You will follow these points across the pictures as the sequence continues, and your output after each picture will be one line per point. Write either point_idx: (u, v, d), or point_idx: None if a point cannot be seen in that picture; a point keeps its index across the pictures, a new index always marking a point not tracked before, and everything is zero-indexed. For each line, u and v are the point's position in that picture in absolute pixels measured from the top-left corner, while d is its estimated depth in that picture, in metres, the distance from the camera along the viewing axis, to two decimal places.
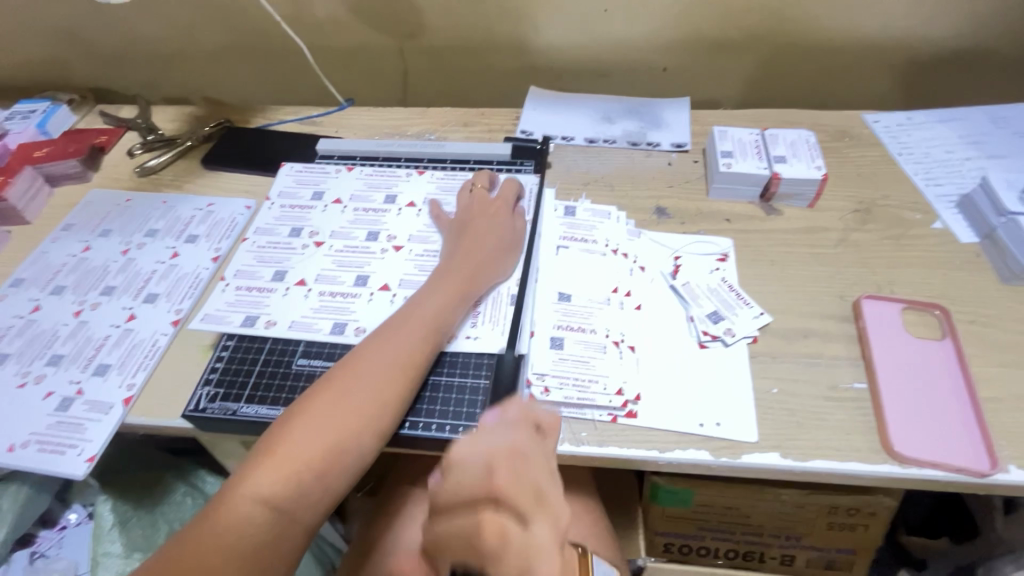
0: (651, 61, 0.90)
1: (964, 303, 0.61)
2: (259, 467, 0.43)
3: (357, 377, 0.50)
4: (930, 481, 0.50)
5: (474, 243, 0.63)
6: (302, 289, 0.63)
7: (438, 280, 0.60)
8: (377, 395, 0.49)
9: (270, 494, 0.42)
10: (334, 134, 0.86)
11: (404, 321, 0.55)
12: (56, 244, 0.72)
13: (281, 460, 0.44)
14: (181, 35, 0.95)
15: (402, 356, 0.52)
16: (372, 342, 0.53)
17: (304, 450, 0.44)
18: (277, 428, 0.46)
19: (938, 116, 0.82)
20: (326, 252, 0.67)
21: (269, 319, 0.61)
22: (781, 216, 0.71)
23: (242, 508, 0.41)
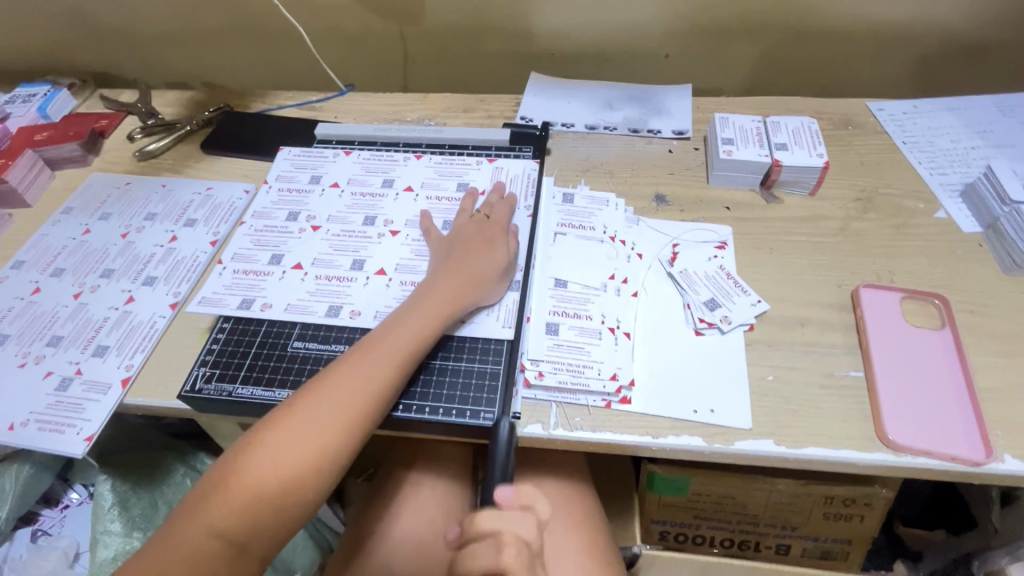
0: (654, 47, 0.89)
1: (965, 293, 0.60)
2: (213, 500, 0.44)
3: (319, 409, 0.47)
4: (924, 469, 0.50)
5: (461, 258, 0.60)
6: (298, 272, 0.63)
7: (419, 299, 0.56)
8: (337, 428, 0.47)
9: (222, 528, 0.43)
10: (333, 119, 0.86)
11: (376, 344, 0.52)
12: (56, 227, 0.73)
13: (234, 491, 0.44)
14: (181, 19, 0.95)
15: (368, 386, 0.49)
16: (339, 371, 0.50)
17: (259, 486, 0.44)
18: (234, 457, 0.46)
19: (944, 104, 0.81)
20: (321, 237, 0.67)
21: (265, 302, 0.61)
22: (781, 204, 0.70)
23: (194, 539, 0.42)
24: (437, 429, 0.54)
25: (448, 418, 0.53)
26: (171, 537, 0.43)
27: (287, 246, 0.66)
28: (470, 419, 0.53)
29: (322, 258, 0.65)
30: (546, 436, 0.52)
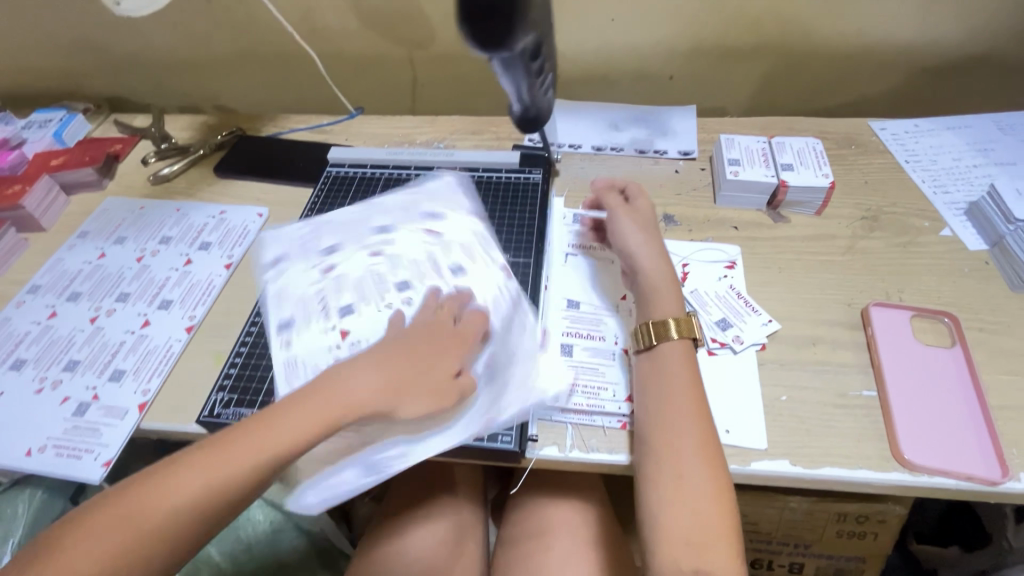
0: (658, 69, 0.91)
1: (974, 311, 0.61)
2: (173, 485, 0.42)
3: (252, 442, 0.44)
4: (940, 489, 0.50)
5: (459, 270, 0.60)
6: (316, 302, 0.60)
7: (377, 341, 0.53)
8: (317, 432, 0.46)
9: (178, 519, 0.41)
10: (344, 143, 0.87)
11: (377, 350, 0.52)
12: (72, 251, 0.74)
13: (199, 483, 0.42)
14: (193, 46, 0.97)
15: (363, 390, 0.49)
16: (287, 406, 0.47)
17: (163, 514, 0.41)
18: (209, 444, 0.44)
19: (944, 123, 0.82)
20: (349, 264, 0.64)
21: (290, 340, 0.58)
22: (788, 223, 0.71)
23: (148, 525, 0.41)
24: (455, 452, 0.53)
25: (466, 441, 0.53)
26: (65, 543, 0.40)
27: (311, 277, 0.63)
28: (488, 441, 0.52)
29: (353, 288, 0.61)
30: (563, 458, 0.53)
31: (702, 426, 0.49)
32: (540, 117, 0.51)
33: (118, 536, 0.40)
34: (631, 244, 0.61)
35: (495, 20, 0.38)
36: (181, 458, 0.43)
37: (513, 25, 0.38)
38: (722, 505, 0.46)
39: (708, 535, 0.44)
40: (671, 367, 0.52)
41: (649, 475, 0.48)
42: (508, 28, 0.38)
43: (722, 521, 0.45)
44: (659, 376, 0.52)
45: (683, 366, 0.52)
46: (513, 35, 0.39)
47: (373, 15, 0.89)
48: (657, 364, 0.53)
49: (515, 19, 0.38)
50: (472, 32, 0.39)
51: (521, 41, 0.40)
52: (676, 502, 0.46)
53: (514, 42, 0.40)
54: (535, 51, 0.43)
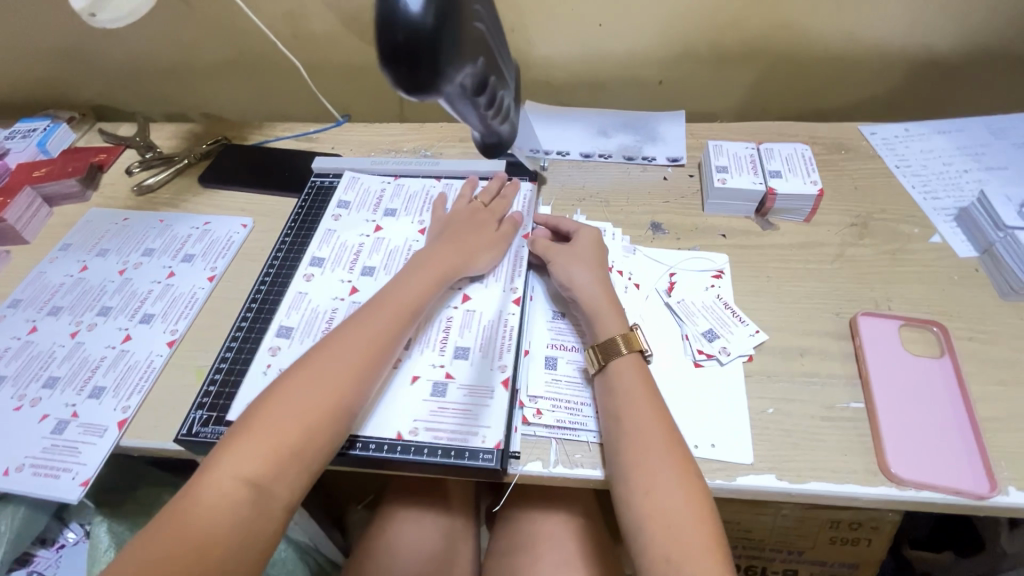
0: (647, 74, 0.90)
1: (963, 320, 0.60)
2: (233, 451, 0.44)
3: (326, 358, 0.51)
4: (928, 503, 0.49)
5: (459, 240, 0.64)
6: (336, 302, 0.63)
7: (414, 267, 0.61)
8: (368, 346, 0.52)
9: (249, 473, 0.44)
10: (330, 151, 0.86)
11: (383, 305, 0.56)
12: (54, 265, 0.73)
13: (257, 442, 0.45)
14: (179, 53, 0.96)
15: (379, 335, 0.53)
16: (348, 327, 0.54)
17: (273, 435, 0.45)
18: (251, 412, 0.47)
19: (935, 127, 0.81)
20: (340, 277, 0.65)
21: (276, 349, 0.59)
22: (777, 230, 0.70)
23: (219, 488, 0.43)
24: (437, 470, 0.52)
25: (448, 459, 0.51)
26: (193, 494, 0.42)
27: (300, 287, 0.64)
28: (468, 460, 0.51)
29: (345, 301, 0.63)
30: (547, 474, 0.52)
31: (665, 435, 0.49)
32: (504, 139, 0.44)
33: (205, 497, 0.42)
34: (580, 274, 0.61)
35: (420, 69, 0.31)
36: (236, 429, 0.46)
37: (439, 69, 0.32)
38: (696, 510, 0.45)
39: (689, 546, 0.43)
40: (628, 382, 0.53)
41: (622, 491, 0.48)
42: (435, 74, 0.32)
43: (696, 528, 0.44)
44: (619, 393, 0.52)
45: (639, 379, 0.53)
46: (443, 79, 0.33)
47: (359, 22, 0.88)
48: (616, 379, 0.53)
49: (441, 63, 0.32)
50: (400, 82, 0.32)
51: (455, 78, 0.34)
52: (650, 516, 0.45)
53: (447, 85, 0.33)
54: (480, 83, 0.36)
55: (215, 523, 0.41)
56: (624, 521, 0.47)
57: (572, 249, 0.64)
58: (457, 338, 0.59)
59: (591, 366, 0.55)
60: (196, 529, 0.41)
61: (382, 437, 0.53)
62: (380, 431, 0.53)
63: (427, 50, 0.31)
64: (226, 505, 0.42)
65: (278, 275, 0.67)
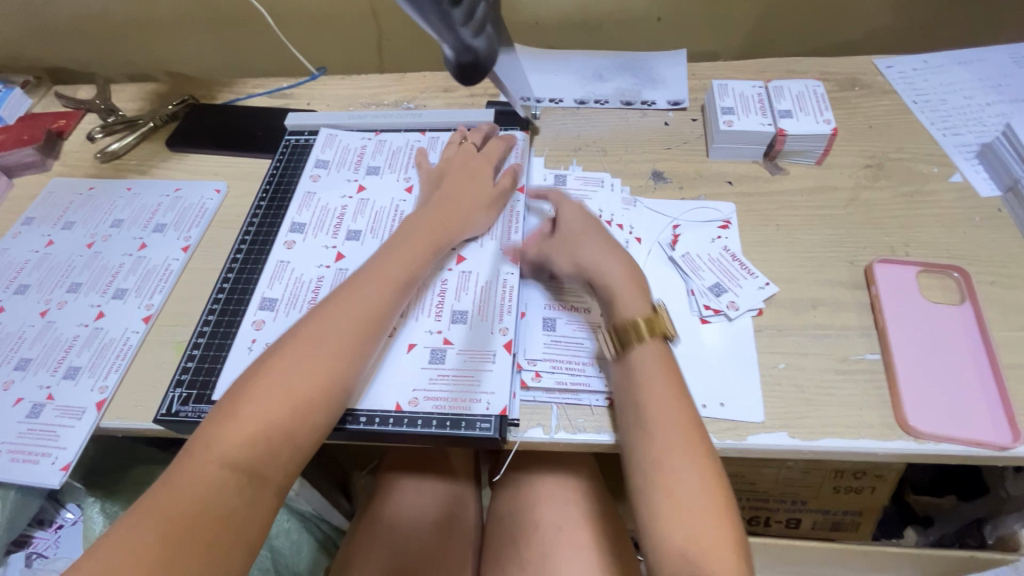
0: (645, 10, 0.83)
1: (985, 264, 0.57)
2: (219, 433, 0.41)
3: (317, 332, 0.47)
4: (946, 456, 0.47)
5: (455, 198, 0.59)
6: (321, 269, 0.59)
7: (410, 230, 0.56)
8: (361, 317, 0.48)
9: (237, 458, 0.41)
10: (306, 107, 0.80)
11: (375, 272, 0.52)
12: (18, 240, 0.68)
13: (242, 424, 0.42)
14: (134, 6, 0.88)
15: (371, 306, 0.49)
16: (340, 295, 0.49)
17: (265, 414, 0.42)
18: (235, 390, 0.44)
19: (956, 58, 0.76)
20: (323, 243, 0.61)
21: (260, 323, 0.56)
22: (786, 175, 0.66)
23: (206, 473, 0.40)
24: (431, 440, 0.50)
25: (443, 430, 0.49)
26: (180, 473, 0.40)
27: (281, 255, 0.60)
28: (465, 430, 0.48)
29: (330, 267, 0.59)
30: (548, 440, 0.49)
31: (684, 422, 0.45)
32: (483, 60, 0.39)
33: (194, 482, 0.39)
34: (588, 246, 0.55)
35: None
36: (221, 410, 0.43)
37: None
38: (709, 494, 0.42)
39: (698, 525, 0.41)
40: (643, 360, 0.48)
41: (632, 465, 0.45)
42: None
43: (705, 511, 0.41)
44: (636, 380, 0.48)
45: (660, 357, 0.48)
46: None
47: None
48: (629, 360, 0.49)
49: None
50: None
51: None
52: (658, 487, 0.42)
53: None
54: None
55: (205, 510, 0.39)
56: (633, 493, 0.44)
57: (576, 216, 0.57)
58: (453, 302, 0.55)
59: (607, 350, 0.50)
60: (181, 517, 0.38)
61: (372, 410, 0.50)
62: (370, 404, 0.50)
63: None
64: (218, 488, 0.40)
65: (255, 243, 0.63)
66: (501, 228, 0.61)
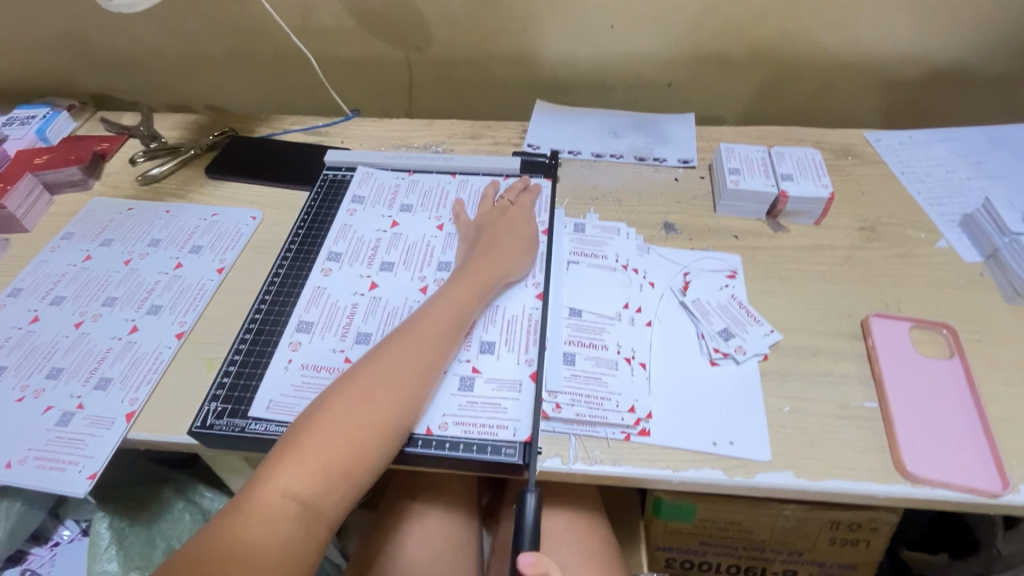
0: (657, 77, 0.91)
1: (971, 323, 0.61)
2: (284, 466, 0.44)
3: (378, 373, 0.49)
4: (942, 501, 0.50)
5: (498, 244, 0.63)
6: (357, 296, 0.62)
7: (459, 276, 0.60)
8: (416, 360, 0.51)
9: (299, 491, 0.43)
10: (340, 145, 0.86)
11: (431, 315, 0.55)
12: (56, 254, 0.71)
13: (307, 459, 0.44)
14: (185, 43, 0.95)
15: (426, 347, 0.52)
16: (398, 337, 0.53)
17: (329, 450, 0.45)
18: (298, 425, 0.46)
19: (938, 136, 0.83)
20: (358, 272, 0.64)
21: (296, 343, 0.58)
22: (787, 232, 0.71)
23: (270, 505, 0.42)
24: (457, 464, 0.52)
25: (469, 453, 0.51)
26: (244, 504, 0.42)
27: (318, 281, 0.64)
28: (490, 454, 0.51)
29: (364, 295, 0.62)
30: (567, 470, 0.51)
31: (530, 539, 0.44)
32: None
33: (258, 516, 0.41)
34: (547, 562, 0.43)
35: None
36: (287, 444, 0.45)
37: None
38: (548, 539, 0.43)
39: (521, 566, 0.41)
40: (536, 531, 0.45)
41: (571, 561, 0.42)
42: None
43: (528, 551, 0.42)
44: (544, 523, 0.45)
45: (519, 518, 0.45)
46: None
47: (373, 18, 0.88)
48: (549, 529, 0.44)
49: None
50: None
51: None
52: None
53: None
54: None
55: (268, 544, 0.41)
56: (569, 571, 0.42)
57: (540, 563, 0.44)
58: (482, 333, 0.59)
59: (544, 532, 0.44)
60: (251, 554, 0.40)
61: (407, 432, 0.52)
62: None
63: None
64: (284, 519, 0.42)
65: (291, 268, 0.66)
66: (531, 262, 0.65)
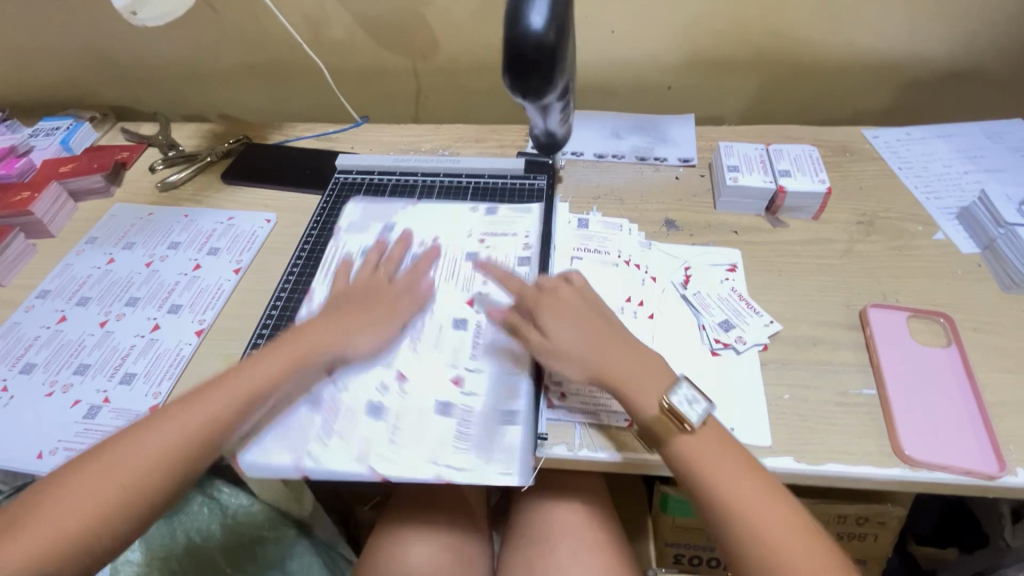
0: (657, 80, 0.94)
1: (968, 312, 0.63)
2: (77, 473, 0.48)
3: (192, 410, 0.52)
4: (940, 483, 0.51)
5: (368, 291, 0.63)
6: None
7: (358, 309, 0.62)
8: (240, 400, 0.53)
9: (69, 498, 0.47)
10: (350, 150, 0.88)
11: (286, 345, 0.58)
12: (80, 257, 0.74)
13: (90, 467, 0.48)
14: (200, 55, 0.98)
15: (242, 389, 0.54)
16: (243, 369, 0.55)
17: (125, 461, 0.49)
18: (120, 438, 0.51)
19: (936, 131, 0.85)
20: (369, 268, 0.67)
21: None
22: (786, 228, 0.73)
23: (63, 499, 0.47)
24: None
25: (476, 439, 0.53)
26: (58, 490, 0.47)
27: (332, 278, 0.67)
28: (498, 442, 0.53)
29: None
30: (572, 457, 0.53)
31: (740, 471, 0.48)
32: (563, 137, 0.58)
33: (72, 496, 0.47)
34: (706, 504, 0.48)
35: (538, 74, 0.45)
36: (87, 455, 0.50)
37: (549, 74, 0.46)
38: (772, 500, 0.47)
39: (746, 561, 0.45)
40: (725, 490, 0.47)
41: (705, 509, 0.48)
42: (546, 78, 0.46)
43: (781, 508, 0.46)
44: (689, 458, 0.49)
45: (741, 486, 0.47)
46: (553, 80, 0.47)
47: (381, 28, 0.90)
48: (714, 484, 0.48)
49: (552, 69, 0.46)
50: (523, 83, 0.46)
51: (561, 74, 0.47)
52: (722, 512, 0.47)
53: (551, 86, 0.47)
54: (566, 89, 0.51)
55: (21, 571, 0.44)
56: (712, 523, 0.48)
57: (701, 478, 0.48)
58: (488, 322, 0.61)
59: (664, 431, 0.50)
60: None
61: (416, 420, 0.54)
62: (416, 413, 0.55)
63: (544, 59, 0.45)
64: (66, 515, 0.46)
65: (305, 267, 0.69)
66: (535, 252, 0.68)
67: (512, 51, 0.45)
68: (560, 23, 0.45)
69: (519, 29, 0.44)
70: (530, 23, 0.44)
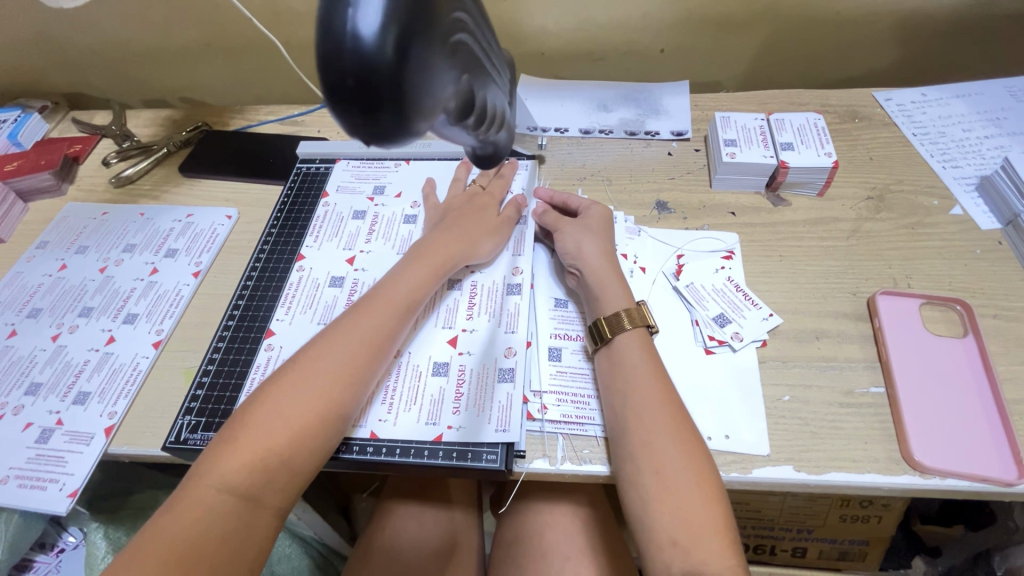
0: (649, 42, 0.85)
1: (988, 297, 0.57)
2: (219, 459, 0.43)
3: (317, 360, 0.48)
4: (952, 490, 0.47)
5: (458, 227, 0.60)
6: (333, 295, 0.61)
7: (415, 256, 0.57)
8: (362, 349, 0.49)
9: (232, 482, 0.42)
10: (317, 135, 0.82)
11: (380, 298, 0.53)
12: (31, 264, 0.69)
13: (240, 449, 0.43)
14: (150, 34, 0.90)
15: (360, 342, 0.49)
16: (343, 324, 0.51)
17: (268, 438, 0.43)
18: (238, 416, 0.45)
19: (955, 91, 0.77)
20: (333, 271, 0.63)
21: (273, 347, 0.57)
22: (788, 206, 0.67)
23: (205, 498, 0.41)
24: (438, 471, 0.50)
25: (449, 461, 0.49)
26: (187, 493, 0.41)
27: (293, 282, 0.62)
28: (471, 461, 0.49)
29: (340, 295, 0.61)
30: (554, 472, 0.49)
31: (691, 453, 0.45)
32: (499, 150, 0.36)
33: (212, 483, 0.42)
34: (640, 473, 0.45)
35: (384, 111, 0.25)
36: (209, 450, 0.44)
37: (411, 107, 0.26)
38: (718, 530, 0.42)
39: (647, 537, 0.43)
40: (667, 459, 0.45)
41: (629, 476, 0.45)
42: (403, 118, 0.26)
43: (734, 558, 0.41)
44: (627, 409, 0.48)
45: (692, 465, 0.44)
46: (418, 116, 0.26)
47: None
48: (657, 461, 0.45)
49: (410, 100, 0.25)
50: (360, 130, 0.26)
51: (437, 94, 0.27)
52: (652, 477, 0.44)
53: (423, 121, 0.27)
54: (464, 102, 0.29)
55: (206, 534, 0.40)
56: (629, 504, 0.45)
57: (645, 445, 0.46)
58: (463, 328, 0.56)
59: (593, 344, 0.54)
60: (189, 546, 0.39)
61: (384, 440, 0.50)
62: (384, 434, 0.51)
63: (388, 87, 0.24)
64: (221, 513, 0.41)
65: (265, 271, 0.64)
66: (512, 245, 0.63)
67: (327, 77, 0.25)
68: (410, 10, 0.25)
69: (333, 37, 0.24)
70: (350, 24, 0.24)
